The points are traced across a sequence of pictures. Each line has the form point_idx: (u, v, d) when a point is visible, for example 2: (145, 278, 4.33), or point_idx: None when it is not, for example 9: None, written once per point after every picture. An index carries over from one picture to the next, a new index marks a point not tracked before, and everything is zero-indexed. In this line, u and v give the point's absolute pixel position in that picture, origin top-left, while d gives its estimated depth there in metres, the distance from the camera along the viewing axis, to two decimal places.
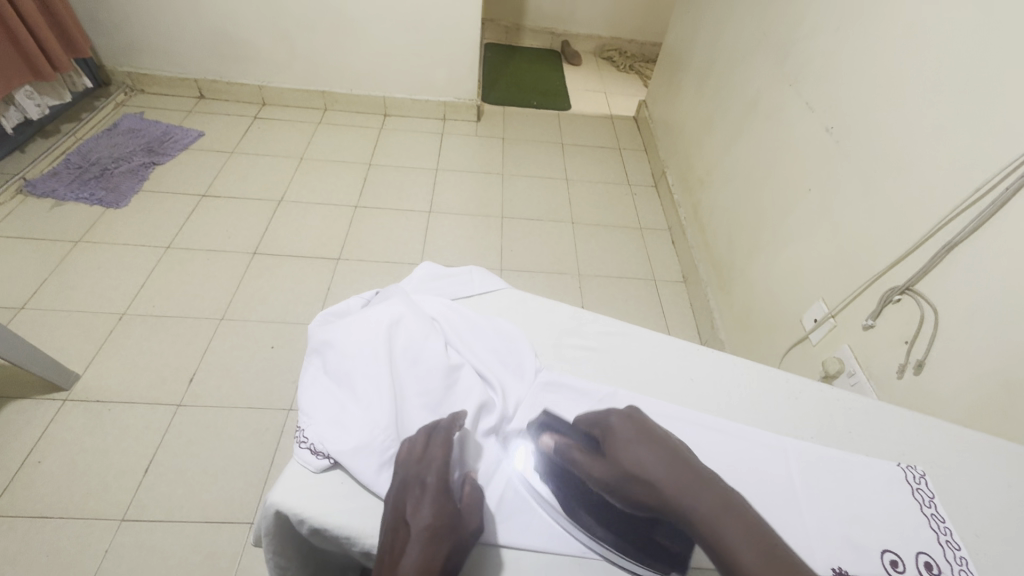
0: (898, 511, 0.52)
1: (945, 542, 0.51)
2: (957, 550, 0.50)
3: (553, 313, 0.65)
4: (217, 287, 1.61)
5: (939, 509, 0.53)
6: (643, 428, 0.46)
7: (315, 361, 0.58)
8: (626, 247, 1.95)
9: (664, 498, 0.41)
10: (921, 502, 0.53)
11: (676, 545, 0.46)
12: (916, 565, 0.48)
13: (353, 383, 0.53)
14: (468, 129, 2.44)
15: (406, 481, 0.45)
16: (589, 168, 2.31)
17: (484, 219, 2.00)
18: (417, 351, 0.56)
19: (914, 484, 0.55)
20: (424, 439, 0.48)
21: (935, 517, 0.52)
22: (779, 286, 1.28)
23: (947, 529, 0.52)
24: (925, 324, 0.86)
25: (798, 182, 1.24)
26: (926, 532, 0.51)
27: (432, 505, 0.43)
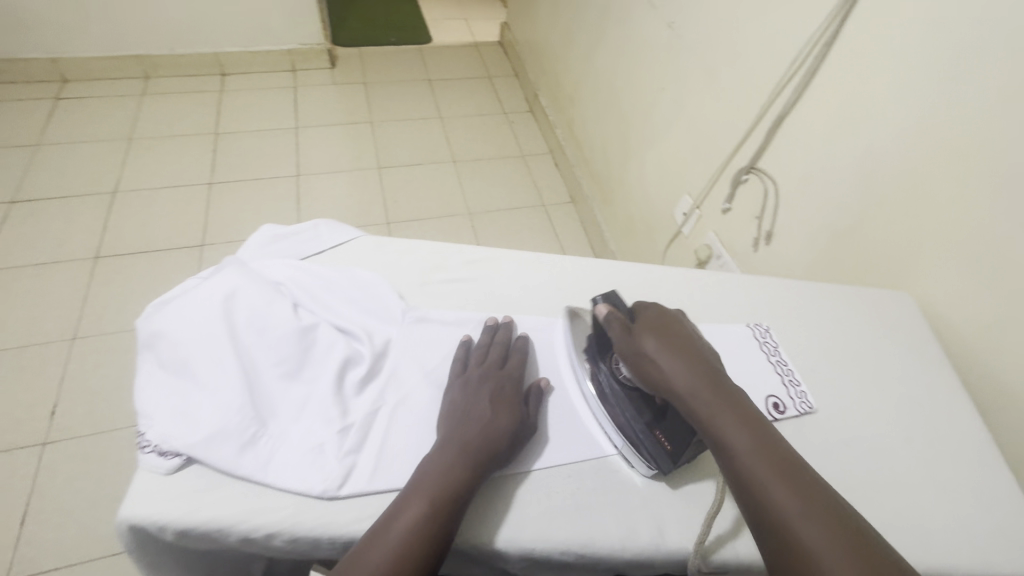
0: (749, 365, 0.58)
1: (788, 383, 0.58)
2: (797, 386, 0.57)
3: (414, 252, 0.62)
4: (59, 304, 1.39)
5: (782, 355, 0.60)
6: (664, 328, 0.51)
7: (147, 357, 0.50)
8: (512, 177, 1.93)
9: (675, 388, 0.47)
10: (768, 354, 0.59)
11: (671, 443, 0.48)
12: (766, 407, 0.55)
13: (202, 369, 0.48)
14: (324, 78, 2.21)
15: (484, 377, 0.51)
16: (463, 102, 2.21)
17: (361, 173, 1.87)
18: (263, 320, 0.51)
19: (761, 339, 0.61)
20: (496, 351, 0.53)
21: (780, 363, 0.59)
22: (651, 189, 1.34)
23: (789, 370, 0.59)
24: (769, 197, 0.94)
25: (652, 82, 1.27)
26: (772, 378, 0.58)
27: (508, 404, 0.50)
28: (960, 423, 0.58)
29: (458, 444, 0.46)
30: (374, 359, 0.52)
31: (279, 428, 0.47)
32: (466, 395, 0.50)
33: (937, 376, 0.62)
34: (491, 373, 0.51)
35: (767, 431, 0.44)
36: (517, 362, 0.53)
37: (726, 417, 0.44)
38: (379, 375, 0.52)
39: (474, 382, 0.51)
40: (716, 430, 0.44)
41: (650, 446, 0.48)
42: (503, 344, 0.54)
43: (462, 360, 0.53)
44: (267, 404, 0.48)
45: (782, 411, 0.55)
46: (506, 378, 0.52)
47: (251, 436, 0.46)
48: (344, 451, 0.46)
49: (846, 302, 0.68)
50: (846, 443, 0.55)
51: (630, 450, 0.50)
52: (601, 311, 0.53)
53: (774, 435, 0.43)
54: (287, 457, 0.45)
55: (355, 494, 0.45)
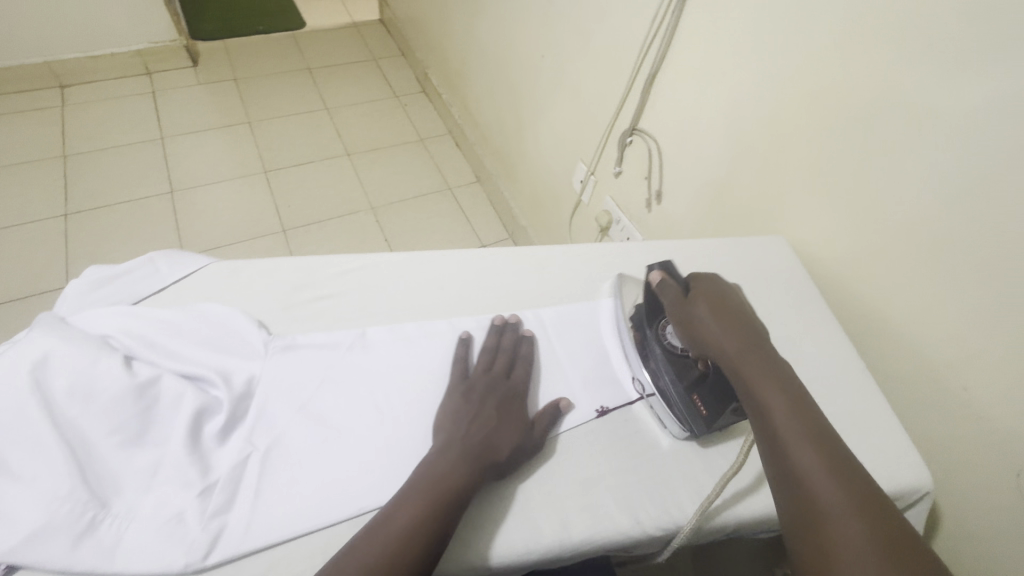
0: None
1: None
2: None
3: (276, 272, 0.56)
4: None
5: None
6: (720, 298, 0.52)
7: None
8: (413, 164, 1.85)
9: (722, 351, 0.49)
10: None
11: (707, 407, 0.50)
12: None
13: (13, 457, 0.40)
14: (187, 78, 1.99)
15: (494, 389, 0.50)
16: (349, 89, 2.07)
17: (246, 180, 1.72)
18: (87, 383, 0.43)
19: None
20: (506, 358, 0.52)
21: None
22: (548, 160, 1.32)
23: None
24: (654, 157, 0.94)
25: (532, 50, 1.24)
26: None
27: (516, 416, 0.49)
28: (837, 355, 0.62)
29: (462, 452, 0.44)
30: (235, 402, 0.46)
31: (126, 505, 0.41)
32: (470, 403, 0.48)
33: (814, 313, 0.65)
34: (499, 381, 0.50)
35: (806, 400, 0.44)
36: (523, 372, 0.52)
37: (770, 385, 0.45)
38: (242, 419, 0.46)
39: (503, 387, 0.50)
40: (758, 394, 0.45)
41: (684, 408, 0.50)
42: (510, 349, 0.53)
43: (478, 366, 0.52)
44: (104, 480, 0.41)
45: None
46: (514, 387, 0.51)
47: (90, 522, 0.39)
48: (208, 515, 0.41)
49: (730, 255, 0.69)
50: None
51: (666, 412, 0.51)
52: (653, 277, 0.56)
53: (812, 404, 0.44)
54: (139, 538, 0.40)
55: (225, 560, 0.40)
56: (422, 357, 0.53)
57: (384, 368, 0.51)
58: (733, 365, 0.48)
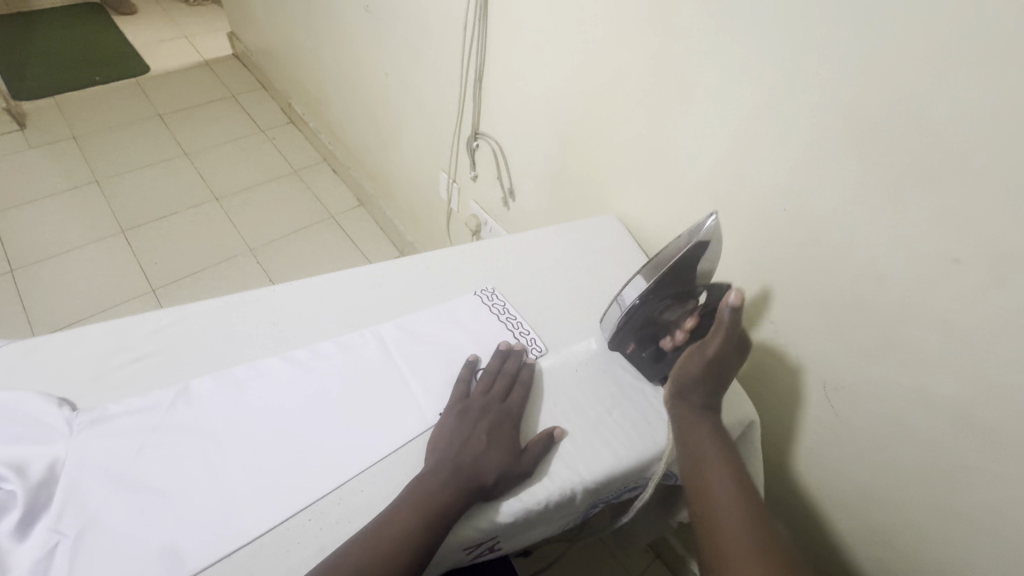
0: (485, 331, 0.60)
1: (520, 334, 0.61)
2: (528, 334, 0.61)
3: (80, 342, 0.52)
4: None
5: (511, 310, 0.63)
6: (726, 372, 0.53)
7: None
8: (289, 197, 1.79)
9: (685, 391, 0.53)
10: (498, 313, 0.62)
11: (632, 347, 0.59)
12: None
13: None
14: (14, 143, 1.79)
15: (488, 416, 0.52)
16: (208, 130, 1.97)
17: (101, 243, 1.57)
18: None
19: (489, 302, 0.63)
20: (504, 380, 0.55)
21: (509, 318, 0.62)
22: (414, 173, 1.33)
23: (519, 322, 0.62)
24: (500, 157, 0.98)
25: (376, 68, 1.24)
26: (504, 335, 0.60)
27: (510, 438, 0.51)
28: None
29: (450, 480, 0.47)
30: (33, 492, 0.42)
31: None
32: (468, 428, 0.51)
33: None
34: (495, 403, 0.53)
35: (734, 451, 0.50)
36: (519, 394, 0.55)
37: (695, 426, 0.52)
38: (45, 508, 0.43)
39: (503, 412, 0.52)
40: (695, 436, 0.51)
41: (619, 332, 0.59)
42: (510, 374, 0.56)
43: (488, 400, 0.53)
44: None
45: None
46: (509, 410, 0.53)
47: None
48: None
49: (565, 239, 0.73)
50: (579, 371, 0.59)
51: (611, 320, 0.60)
52: (732, 300, 0.50)
53: (738, 456, 0.50)
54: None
55: None
56: (251, 395, 0.51)
57: (212, 417, 0.50)
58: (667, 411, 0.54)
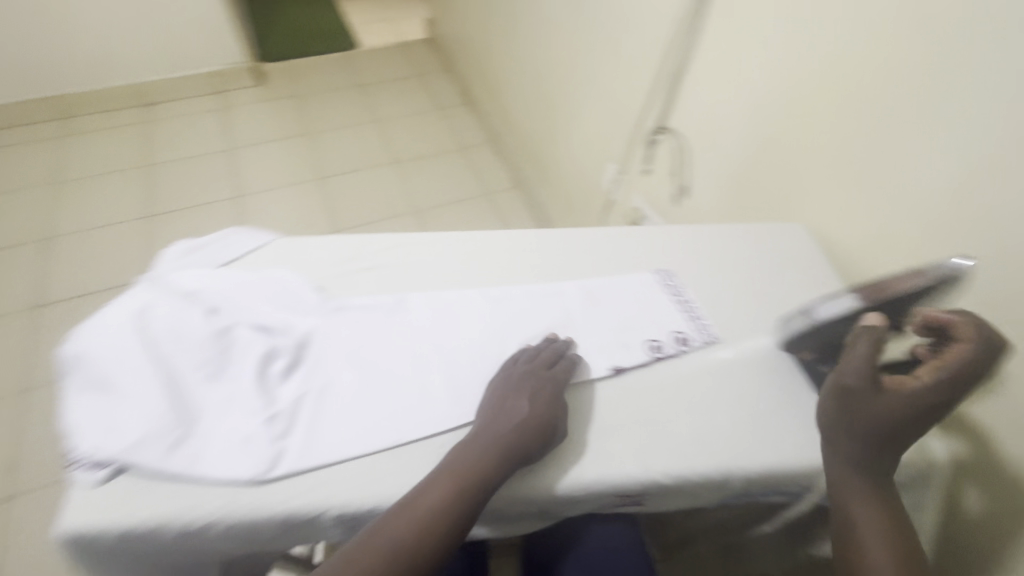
0: (659, 308, 0.62)
1: (694, 318, 0.62)
2: (702, 320, 0.62)
3: (329, 245, 0.64)
4: (5, 357, 1.36)
5: (687, 294, 0.64)
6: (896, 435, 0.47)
7: (70, 379, 0.51)
8: (454, 170, 1.95)
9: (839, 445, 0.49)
10: (674, 294, 0.64)
11: (811, 355, 0.58)
12: (673, 342, 0.60)
13: (125, 380, 0.49)
14: (254, 95, 2.18)
15: (523, 386, 0.52)
16: (397, 103, 2.21)
17: (302, 186, 1.86)
18: (178, 327, 0.52)
19: (667, 282, 0.65)
20: (546, 357, 0.55)
21: (685, 301, 0.64)
22: (581, 162, 1.38)
23: (694, 307, 0.63)
24: (682, 153, 0.98)
25: (566, 58, 1.31)
26: (678, 315, 0.62)
27: (546, 402, 0.51)
28: None
29: (492, 444, 0.48)
30: (296, 348, 0.54)
31: (207, 428, 0.49)
32: (506, 401, 0.51)
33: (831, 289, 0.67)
34: (534, 375, 0.53)
35: (903, 525, 0.47)
36: (562, 371, 0.54)
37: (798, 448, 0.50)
38: (300, 363, 0.54)
39: (538, 381, 0.53)
40: (848, 501, 0.48)
41: (802, 341, 0.57)
42: (553, 353, 0.55)
43: (528, 369, 0.54)
44: (187, 409, 0.49)
45: (688, 344, 0.60)
46: (553, 380, 0.53)
47: (181, 439, 0.47)
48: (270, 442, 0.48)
49: (752, 239, 0.72)
50: (748, 363, 0.59)
51: (791, 327, 0.58)
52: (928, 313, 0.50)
53: (906, 531, 0.47)
54: (217, 454, 0.47)
55: (287, 474, 0.47)
56: (451, 316, 0.59)
57: (419, 328, 0.58)
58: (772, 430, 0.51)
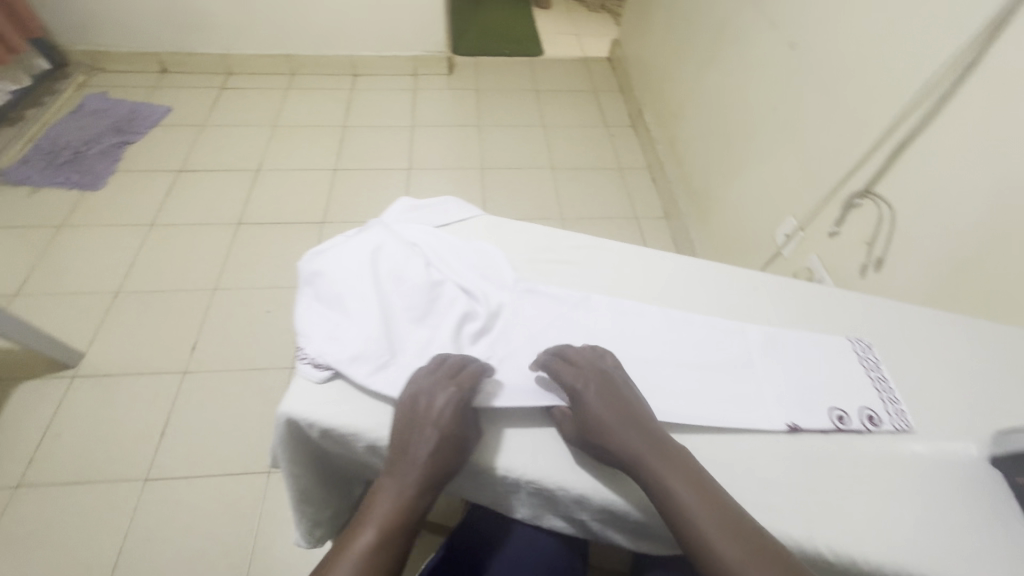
0: (843, 376, 0.59)
1: (887, 399, 0.58)
2: (896, 404, 0.57)
3: (529, 233, 0.70)
4: (205, 258, 1.63)
5: (883, 372, 0.60)
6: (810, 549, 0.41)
7: (305, 290, 0.61)
8: (607, 188, 1.97)
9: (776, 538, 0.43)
10: (868, 368, 0.60)
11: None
12: (859, 418, 0.56)
13: (352, 303, 0.57)
14: (441, 82, 2.39)
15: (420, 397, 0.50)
16: (567, 113, 2.29)
17: (465, 171, 1.99)
18: (400, 270, 0.60)
19: (861, 354, 0.61)
20: (448, 369, 0.52)
21: (880, 379, 0.59)
22: (752, 208, 1.33)
23: (889, 388, 0.59)
24: (883, 223, 0.91)
25: (764, 101, 1.27)
26: (869, 392, 0.58)
27: (451, 413, 0.49)
28: None
29: (409, 467, 0.48)
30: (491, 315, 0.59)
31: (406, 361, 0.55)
32: (410, 413, 0.50)
33: None
34: (431, 389, 0.51)
35: None
36: (461, 384, 0.51)
37: (668, 467, 0.47)
38: (490, 329, 0.59)
39: (428, 393, 0.50)
40: None
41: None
42: (452, 369, 0.52)
43: (420, 382, 0.51)
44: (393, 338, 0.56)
45: (876, 424, 0.56)
46: (458, 389, 0.50)
47: (385, 364, 0.54)
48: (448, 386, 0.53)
49: (964, 335, 0.65)
50: (945, 465, 0.53)
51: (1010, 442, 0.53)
52: None
53: None
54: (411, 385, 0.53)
55: None
56: (630, 323, 0.61)
57: (598, 325, 0.60)
58: (637, 468, 0.48)
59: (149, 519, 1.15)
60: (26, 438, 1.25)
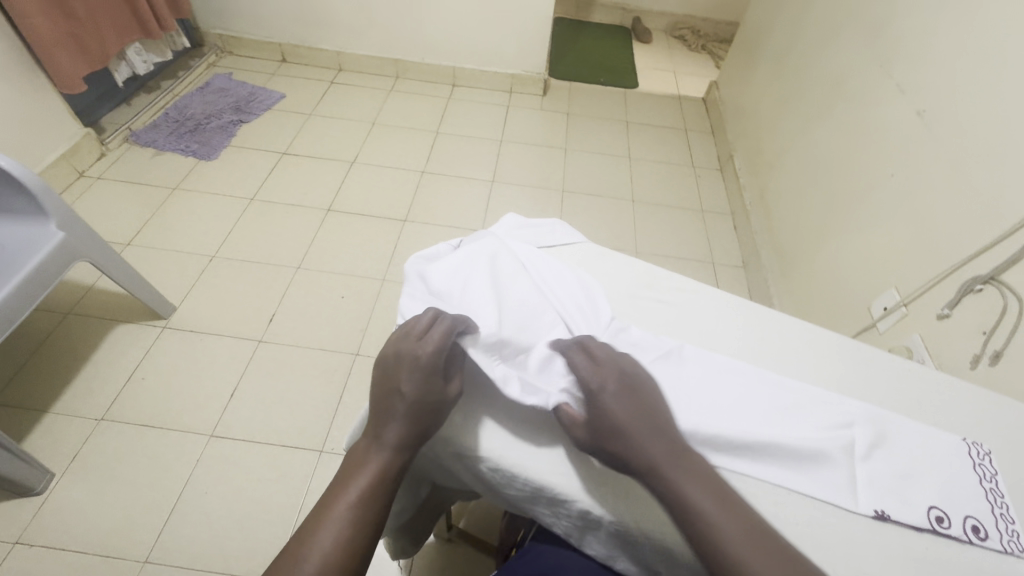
0: (949, 476, 0.55)
1: (999, 515, 0.53)
2: (1009, 523, 0.52)
3: (631, 268, 0.71)
4: (293, 238, 1.73)
5: (998, 485, 0.55)
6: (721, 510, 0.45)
7: (414, 283, 0.62)
8: (686, 228, 1.94)
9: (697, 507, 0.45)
10: (981, 477, 0.55)
11: None
12: (963, 527, 0.51)
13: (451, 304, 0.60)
14: (534, 102, 2.44)
15: (402, 360, 0.51)
16: (654, 148, 2.27)
17: (546, 191, 2.02)
18: (512, 286, 0.63)
19: (976, 459, 0.56)
20: (423, 330, 0.52)
21: (993, 491, 0.54)
22: (847, 273, 1.26)
23: (1004, 503, 0.54)
24: (1007, 314, 0.83)
25: (879, 165, 1.21)
26: (980, 502, 0.53)
27: (418, 381, 0.50)
28: None
29: (388, 438, 0.49)
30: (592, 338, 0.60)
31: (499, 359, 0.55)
32: (386, 378, 0.51)
33: None
34: (405, 350, 0.51)
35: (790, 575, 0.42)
36: (429, 346, 0.51)
37: (683, 470, 0.47)
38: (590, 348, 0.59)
39: (404, 355, 0.51)
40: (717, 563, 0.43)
41: None
42: (425, 332, 0.52)
43: (397, 349, 0.52)
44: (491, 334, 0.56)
45: (982, 536, 0.51)
46: (428, 349, 0.51)
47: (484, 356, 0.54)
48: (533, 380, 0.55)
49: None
50: None
51: None
52: None
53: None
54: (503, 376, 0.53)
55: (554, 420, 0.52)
56: (723, 376, 0.60)
57: (691, 372, 0.59)
58: (656, 473, 0.47)
59: (207, 473, 1.22)
60: (115, 376, 1.35)
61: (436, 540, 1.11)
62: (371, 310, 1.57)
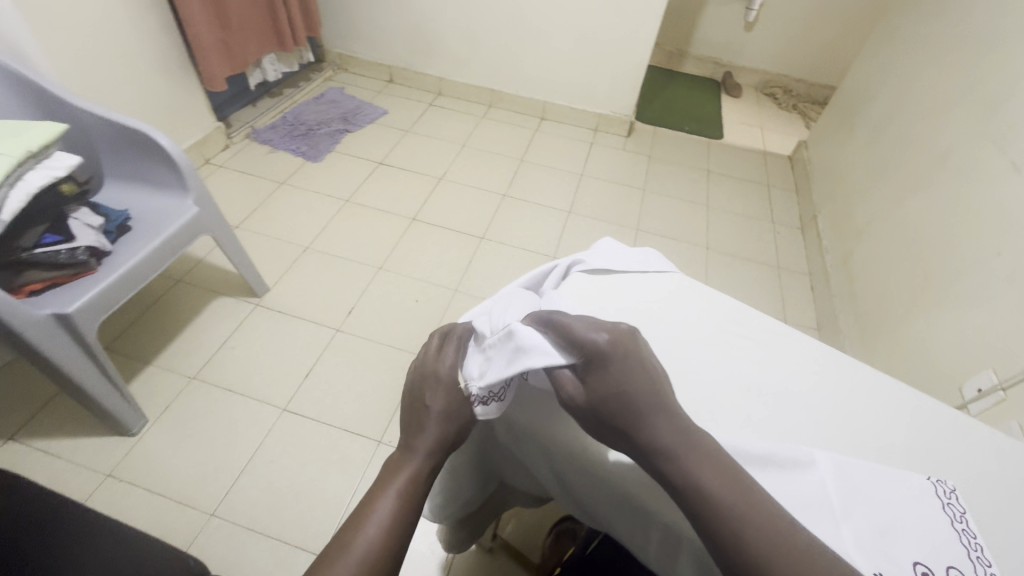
0: (924, 522, 0.45)
1: (977, 559, 0.44)
2: (988, 568, 0.44)
3: (718, 303, 0.72)
4: (378, 240, 1.86)
5: (971, 524, 0.47)
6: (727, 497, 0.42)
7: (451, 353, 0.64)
8: (759, 282, 1.90)
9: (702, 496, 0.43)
10: (953, 517, 0.47)
11: None
12: None
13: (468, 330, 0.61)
14: (617, 142, 2.51)
15: (425, 377, 0.56)
16: (733, 200, 2.27)
17: (620, 228, 2.05)
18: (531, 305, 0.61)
19: (945, 499, 0.48)
20: (439, 350, 0.58)
21: (967, 532, 0.46)
22: (939, 350, 1.20)
23: (979, 545, 0.46)
24: None
25: (985, 243, 1.16)
26: (957, 547, 0.44)
27: (445, 394, 0.55)
28: None
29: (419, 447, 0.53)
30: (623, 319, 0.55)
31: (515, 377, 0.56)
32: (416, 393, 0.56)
33: None
34: (427, 367, 0.57)
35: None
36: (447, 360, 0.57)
37: (690, 456, 0.45)
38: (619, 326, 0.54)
39: (429, 370, 0.56)
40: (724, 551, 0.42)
41: None
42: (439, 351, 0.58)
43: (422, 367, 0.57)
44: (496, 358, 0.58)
45: None
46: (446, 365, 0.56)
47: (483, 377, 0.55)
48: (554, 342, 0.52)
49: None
50: None
51: None
52: None
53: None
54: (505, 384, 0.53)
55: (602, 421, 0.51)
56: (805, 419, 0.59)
57: (761, 412, 0.59)
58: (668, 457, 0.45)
59: (276, 443, 1.30)
60: (209, 342, 1.49)
61: (476, 548, 1.13)
62: (440, 317, 1.64)
